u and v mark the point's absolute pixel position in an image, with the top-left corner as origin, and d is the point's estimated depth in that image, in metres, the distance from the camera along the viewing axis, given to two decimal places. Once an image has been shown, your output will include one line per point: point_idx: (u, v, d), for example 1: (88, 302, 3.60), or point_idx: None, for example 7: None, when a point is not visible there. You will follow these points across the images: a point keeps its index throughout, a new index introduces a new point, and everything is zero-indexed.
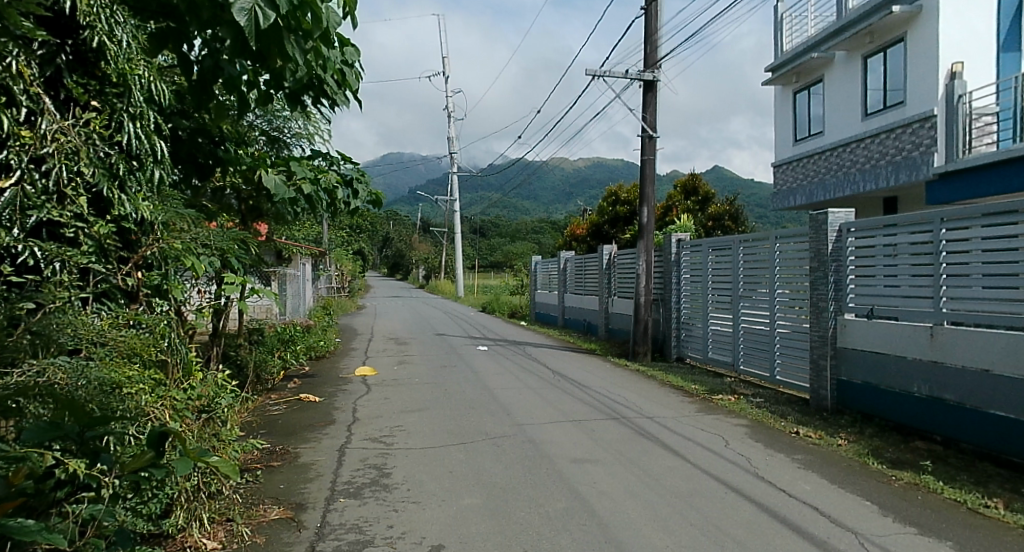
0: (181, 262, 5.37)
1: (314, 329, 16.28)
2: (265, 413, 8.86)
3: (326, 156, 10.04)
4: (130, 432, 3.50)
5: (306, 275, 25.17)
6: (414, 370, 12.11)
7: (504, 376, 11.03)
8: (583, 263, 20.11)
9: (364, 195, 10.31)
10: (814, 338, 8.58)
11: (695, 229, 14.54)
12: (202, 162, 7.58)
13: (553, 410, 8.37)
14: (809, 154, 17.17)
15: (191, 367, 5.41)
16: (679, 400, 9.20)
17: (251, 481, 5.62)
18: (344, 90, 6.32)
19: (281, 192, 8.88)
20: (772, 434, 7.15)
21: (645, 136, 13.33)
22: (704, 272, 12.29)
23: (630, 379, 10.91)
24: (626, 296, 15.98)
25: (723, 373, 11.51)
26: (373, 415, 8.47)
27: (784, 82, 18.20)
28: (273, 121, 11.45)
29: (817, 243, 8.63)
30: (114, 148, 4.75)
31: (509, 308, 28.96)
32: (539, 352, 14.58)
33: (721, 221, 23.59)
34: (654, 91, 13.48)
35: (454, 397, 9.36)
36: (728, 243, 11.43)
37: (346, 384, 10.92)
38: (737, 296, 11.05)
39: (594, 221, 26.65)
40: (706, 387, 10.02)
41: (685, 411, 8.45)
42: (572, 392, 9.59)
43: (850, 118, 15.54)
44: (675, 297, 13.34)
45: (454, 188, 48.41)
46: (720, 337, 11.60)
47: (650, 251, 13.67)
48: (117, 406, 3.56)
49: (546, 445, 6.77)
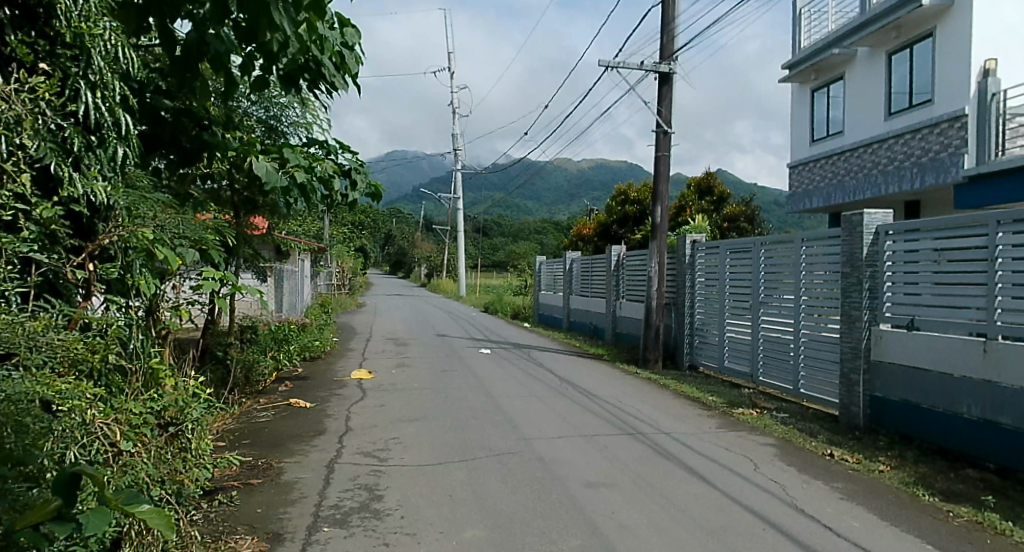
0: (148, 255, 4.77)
1: (310, 328, 15.66)
2: (251, 421, 8.21)
3: (323, 144, 9.41)
4: (31, 485, 2.80)
5: (304, 271, 24.55)
6: (414, 374, 11.45)
7: (508, 383, 10.40)
8: (590, 263, 19.43)
9: (361, 187, 9.56)
10: (846, 350, 7.92)
11: (710, 229, 13.76)
12: (187, 146, 7.40)
13: (562, 423, 7.73)
14: (827, 155, 16.48)
15: (161, 372, 4.81)
16: (697, 413, 8.54)
17: (224, 505, 4.98)
18: (342, 74, 5.96)
19: (273, 178, 8.19)
20: (804, 456, 6.51)
21: (660, 131, 12.67)
22: (721, 276, 11.62)
23: (643, 389, 10.25)
24: (636, 299, 15.30)
25: (740, 383, 10.85)
26: (368, 425, 7.82)
27: (802, 80, 17.53)
28: (270, 109, 10.92)
29: (850, 247, 7.95)
30: (67, 120, 4.18)
31: (512, 310, 28.30)
32: (544, 356, 13.92)
33: (737, 223, 22.91)
34: (669, 84, 12.82)
35: (456, 405, 8.73)
36: (748, 245, 10.75)
37: (340, 389, 10.27)
38: (757, 302, 10.39)
39: (602, 221, 25.97)
40: (724, 399, 9.36)
41: (705, 426, 7.81)
42: (580, 403, 8.95)
43: (872, 118, 14.87)
44: (689, 302, 12.67)
45: (458, 186, 47.91)
46: (737, 345, 10.95)
47: (663, 253, 13.02)
48: (34, 434, 2.93)
49: (555, 465, 6.14)
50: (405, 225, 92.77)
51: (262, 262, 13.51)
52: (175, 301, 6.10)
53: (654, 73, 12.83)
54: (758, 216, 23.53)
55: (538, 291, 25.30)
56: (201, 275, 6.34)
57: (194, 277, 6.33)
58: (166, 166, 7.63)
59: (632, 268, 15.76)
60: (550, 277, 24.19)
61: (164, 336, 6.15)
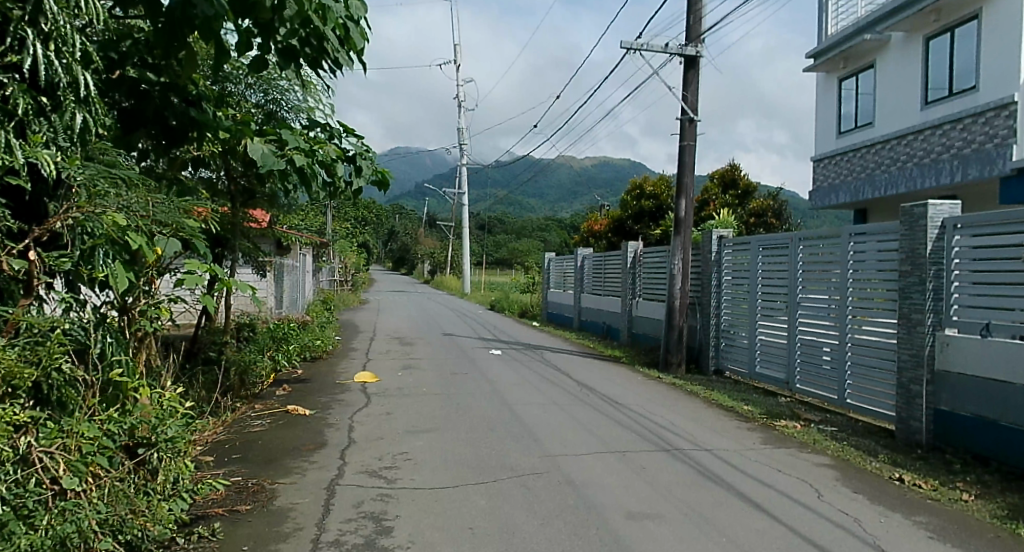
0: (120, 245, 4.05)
1: (311, 326, 14.91)
2: (243, 431, 7.43)
3: (325, 126, 8.58)
4: None
5: (305, 265, 23.71)
6: (422, 377, 10.66)
7: (524, 389, 9.63)
8: (603, 260, 18.63)
9: (368, 174, 8.66)
10: (905, 358, 7.10)
11: (737, 225, 12.90)
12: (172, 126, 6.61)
13: (589, 437, 6.95)
14: (856, 147, 15.62)
15: (136, 383, 4.07)
16: (736, 426, 7.75)
17: (203, 541, 4.20)
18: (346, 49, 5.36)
19: (268, 162, 7.45)
20: (869, 481, 5.70)
21: (685, 119, 11.88)
22: (752, 274, 10.81)
23: (670, 397, 9.46)
24: (655, 299, 14.49)
25: (773, 391, 10.06)
26: (373, 437, 7.02)
27: (828, 69, 16.70)
28: (268, 91, 10.26)
29: (911, 242, 7.11)
30: (7, 75, 3.53)
31: (519, 307, 27.49)
32: (559, 358, 13.14)
33: (763, 218, 22.05)
34: (695, 68, 12.01)
35: (470, 414, 7.96)
36: (784, 241, 9.93)
37: (342, 393, 9.49)
38: (793, 303, 9.61)
39: (616, 217, 25.12)
40: (762, 409, 8.57)
41: (748, 442, 7.01)
42: (606, 413, 8.16)
43: (905, 108, 14.07)
44: (715, 303, 11.89)
45: (464, 181, 47.06)
46: (771, 349, 10.16)
47: (687, 250, 12.24)
48: None
49: (589, 490, 5.36)
50: (408, 222, 91.92)
51: (261, 256, 12.72)
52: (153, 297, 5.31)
53: (680, 57, 12.01)
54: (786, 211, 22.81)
55: (547, 289, 24.49)
56: (184, 268, 5.55)
57: (177, 271, 5.54)
58: (152, 148, 6.92)
59: (649, 265, 15.00)
60: (559, 275, 23.38)
61: (140, 338, 5.37)
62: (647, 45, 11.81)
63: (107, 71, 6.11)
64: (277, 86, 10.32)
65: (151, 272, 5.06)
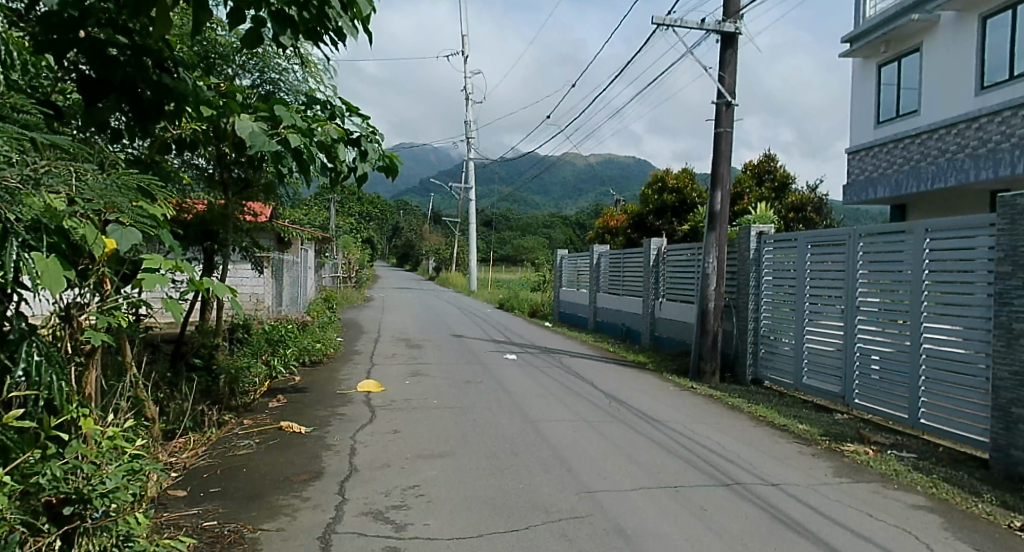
0: (51, 234, 3.23)
1: (312, 328, 13.91)
2: (226, 455, 6.40)
3: (327, 103, 7.50)
4: None
5: (307, 261, 22.64)
6: (433, 387, 9.60)
7: (547, 402, 8.60)
8: (621, 257, 17.54)
9: (374, 158, 7.64)
10: (1004, 374, 6.01)
11: (776, 220, 11.82)
12: (142, 97, 5.55)
13: (633, 467, 5.89)
14: (897, 137, 14.53)
15: (70, 412, 3.40)
16: (798, 451, 6.67)
17: None
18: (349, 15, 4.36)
19: (257, 141, 6.35)
20: (987, 532, 4.62)
21: (721, 102, 10.86)
22: (799, 274, 9.74)
23: (713, 413, 8.40)
24: (682, 300, 13.47)
25: (824, 405, 9.00)
26: (378, 464, 5.98)
27: (866, 54, 15.63)
28: (266, 72, 9.36)
29: (1013, 238, 6.04)
30: None
31: (530, 306, 26.40)
32: (580, 364, 12.08)
33: (804, 213, 21.21)
34: (733, 47, 10.96)
35: (489, 434, 6.91)
36: (840, 237, 8.86)
37: (343, 406, 8.45)
38: (851, 307, 8.55)
39: (636, 212, 23.92)
40: (821, 430, 7.49)
41: (819, 472, 5.94)
42: (646, 434, 7.10)
43: (957, 94, 13.00)
44: (753, 305, 10.86)
45: (472, 176, 45.95)
46: (823, 358, 9.10)
47: (722, 246, 11.19)
48: None
49: (645, 543, 4.32)
50: (414, 218, 90.80)
51: (259, 252, 11.70)
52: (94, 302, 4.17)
53: (716, 35, 10.94)
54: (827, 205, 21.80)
55: (559, 287, 23.43)
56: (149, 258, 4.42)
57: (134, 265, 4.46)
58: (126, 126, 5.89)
59: (675, 263, 13.99)
60: (573, 273, 22.35)
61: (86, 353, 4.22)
62: (681, 21, 10.73)
63: (44, 23, 4.97)
64: (274, 66, 9.39)
65: (104, 268, 4.02)
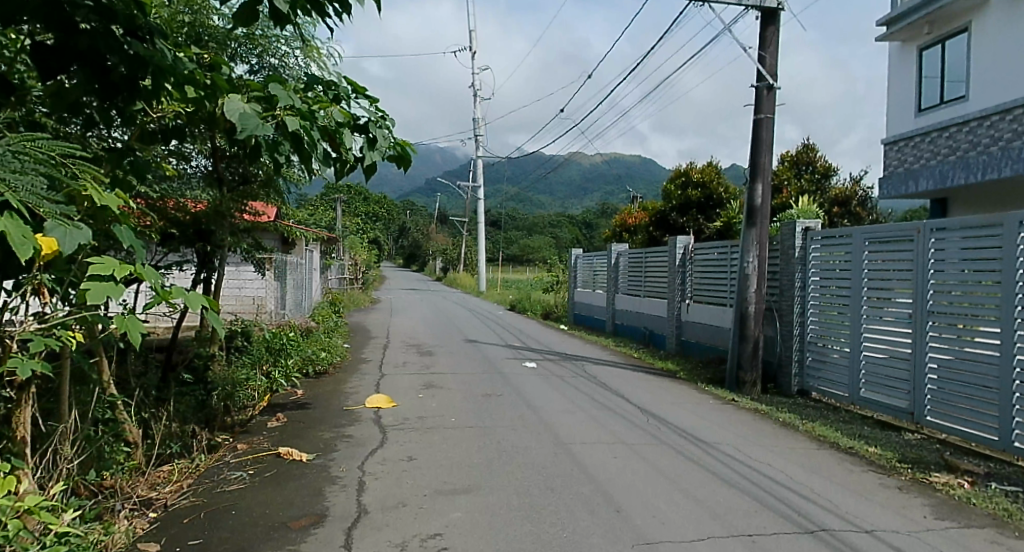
0: None
1: (316, 335, 13.02)
2: (215, 491, 5.49)
3: (330, 84, 6.57)
4: None
5: (312, 263, 21.74)
6: (450, 402, 8.67)
7: (579, 420, 7.67)
8: (642, 257, 16.60)
9: (383, 147, 6.64)
10: None
11: (820, 215, 10.87)
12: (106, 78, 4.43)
13: (694, 509, 4.95)
14: (942, 126, 13.54)
15: None
16: (880, 482, 5.71)
17: None
18: None
19: (248, 123, 5.42)
20: None
21: (762, 87, 9.91)
22: (855, 274, 8.78)
23: (767, 433, 7.45)
24: (714, 302, 12.54)
25: (889, 421, 8.04)
26: (391, 504, 5.06)
27: (905, 38, 14.67)
28: (264, 57, 8.53)
29: None
30: None
31: (542, 308, 25.50)
32: (606, 374, 11.12)
33: (849, 207, 20.59)
34: (775, 26, 10.01)
35: (518, 463, 5.98)
36: (905, 233, 7.91)
37: (351, 426, 7.54)
38: (921, 313, 7.59)
39: (658, 209, 22.98)
40: (897, 454, 6.53)
41: (916, 512, 4.98)
42: (699, 461, 6.16)
43: (1014, 78, 12.04)
44: (798, 309, 9.92)
45: (481, 174, 45.06)
46: (884, 369, 8.15)
47: (764, 244, 10.22)
48: None
49: None
50: (420, 218, 89.93)
51: (261, 254, 10.83)
52: (23, 319, 3.41)
53: (756, 12, 9.98)
54: (869, 200, 20.79)
55: (574, 287, 22.51)
56: (126, 246, 3.60)
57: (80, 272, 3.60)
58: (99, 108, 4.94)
59: (704, 263, 13.07)
60: (588, 272, 21.43)
61: (16, 385, 3.63)
62: None
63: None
64: (275, 50, 8.59)
65: (39, 275, 3.23)
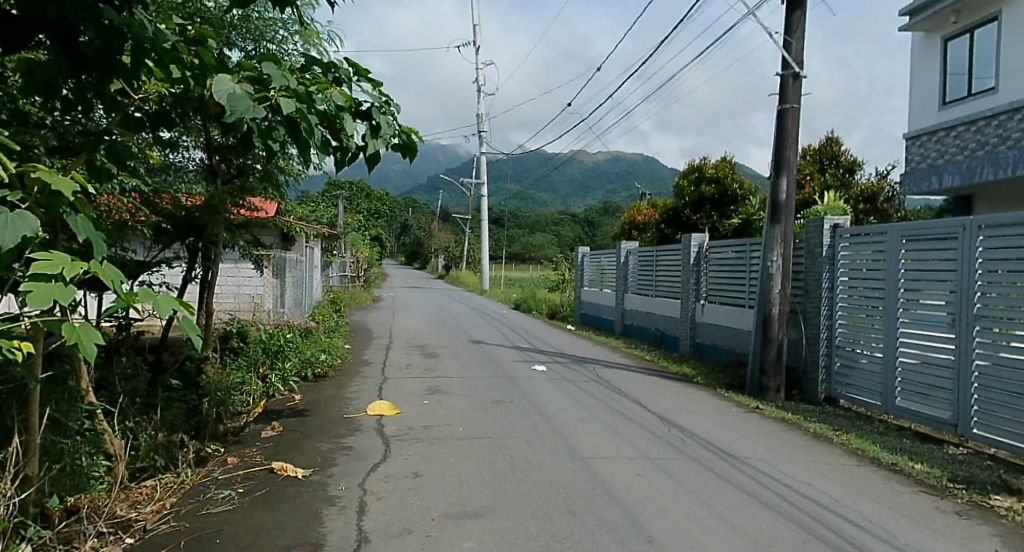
0: None
1: (315, 335, 12.47)
2: (200, 513, 4.94)
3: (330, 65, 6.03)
4: None
5: (312, 260, 21.18)
6: (457, 409, 8.13)
7: (597, 431, 7.12)
8: (654, 255, 16.05)
9: (388, 134, 6.08)
10: None
11: (846, 210, 10.31)
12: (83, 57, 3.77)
13: (735, 539, 4.39)
14: (968, 119, 12.96)
15: None
16: (935, 505, 5.16)
17: None
18: None
19: (238, 104, 4.86)
20: None
21: (787, 75, 9.34)
22: (889, 275, 8.22)
23: (800, 446, 6.89)
24: (732, 302, 11.99)
25: (928, 433, 7.48)
26: (395, 531, 4.51)
27: (930, 28, 14.09)
28: (260, 40, 7.98)
29: None
30: None
31: (548, 308, 24.93)
32: (620, 378, 10.56)
33: (876, 204, 20.10)
34: (802, 11, 9.44)
35: (534, 482, 5.43)
36: (948, 231, 7.35)
37: (351, 436, 6.99)
38: (966, 317, 7.03)
39: (670, 206, 22.40)
40: (947, 472, 5.98)
41: (984, 543, 4.44)
42: (731, 480, 5.61)
43: None
44: (826, 311, 9.35)
45: (484, 171, 44.48)
46: (922, 377, 7.59)
47: (789, 242, 9.64)
48: None
49: None
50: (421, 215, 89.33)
51: (258, 250, 10.28)
52: None
53: None
54: (896, 196, 20.24)
55: (580, 287, 21.94)
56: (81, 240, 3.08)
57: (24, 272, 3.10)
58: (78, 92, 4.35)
59: (721, 262, 12.51)
60: (596, 271, 20.88)
61: None
62: None
63: None
64: (272, 35, 8.06)
65: None
